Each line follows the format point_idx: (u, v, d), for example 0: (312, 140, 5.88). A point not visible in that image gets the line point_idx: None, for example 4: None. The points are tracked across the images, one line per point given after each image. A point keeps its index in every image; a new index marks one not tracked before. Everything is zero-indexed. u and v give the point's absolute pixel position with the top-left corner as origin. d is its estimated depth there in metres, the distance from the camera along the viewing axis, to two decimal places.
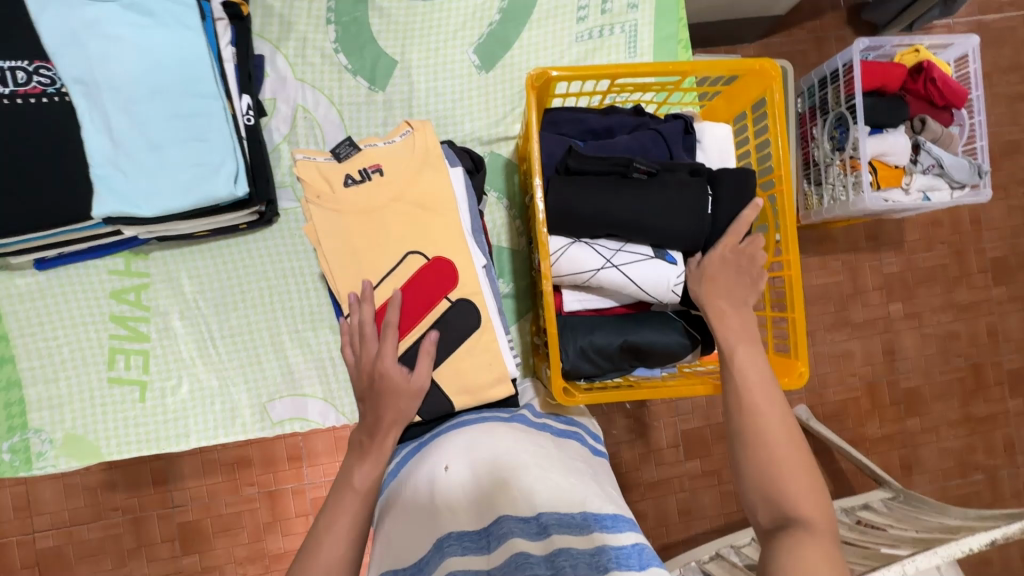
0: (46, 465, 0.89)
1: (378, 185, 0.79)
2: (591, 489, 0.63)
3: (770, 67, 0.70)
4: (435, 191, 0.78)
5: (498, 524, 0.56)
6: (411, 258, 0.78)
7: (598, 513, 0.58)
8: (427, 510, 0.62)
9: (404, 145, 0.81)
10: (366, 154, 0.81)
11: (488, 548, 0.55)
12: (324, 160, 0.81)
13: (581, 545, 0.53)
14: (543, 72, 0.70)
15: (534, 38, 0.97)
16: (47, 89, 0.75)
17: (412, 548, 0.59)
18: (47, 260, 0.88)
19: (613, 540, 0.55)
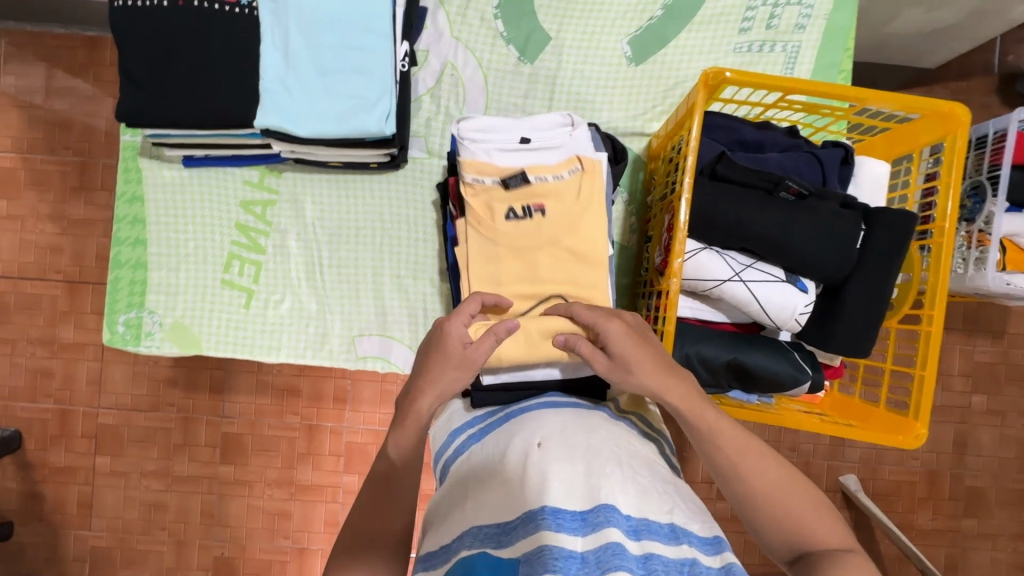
0: (152, 345, 0.95)
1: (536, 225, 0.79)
2: (680, 500, 0.60)
3: (961, 112, 0.66)
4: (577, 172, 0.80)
5: (595, 511, 0.54)
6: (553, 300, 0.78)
7: (689, 529, 0.56)
8: (517, 481, 0.60)
9: (572, 185, 0.79)
10: (533, 189, 0.79)
11: (583, 531, 0.53)
12: (493, 184, 0.79)
13: (672, 555, 0.52)
14: (720, 72, 0.68)
15: (692, 40, 0.95)
16: (240, 0, 0.80)
17: (500, 510, 0.58)
18: (195, 159, 0.94)
19: (702, 559, 0.53)
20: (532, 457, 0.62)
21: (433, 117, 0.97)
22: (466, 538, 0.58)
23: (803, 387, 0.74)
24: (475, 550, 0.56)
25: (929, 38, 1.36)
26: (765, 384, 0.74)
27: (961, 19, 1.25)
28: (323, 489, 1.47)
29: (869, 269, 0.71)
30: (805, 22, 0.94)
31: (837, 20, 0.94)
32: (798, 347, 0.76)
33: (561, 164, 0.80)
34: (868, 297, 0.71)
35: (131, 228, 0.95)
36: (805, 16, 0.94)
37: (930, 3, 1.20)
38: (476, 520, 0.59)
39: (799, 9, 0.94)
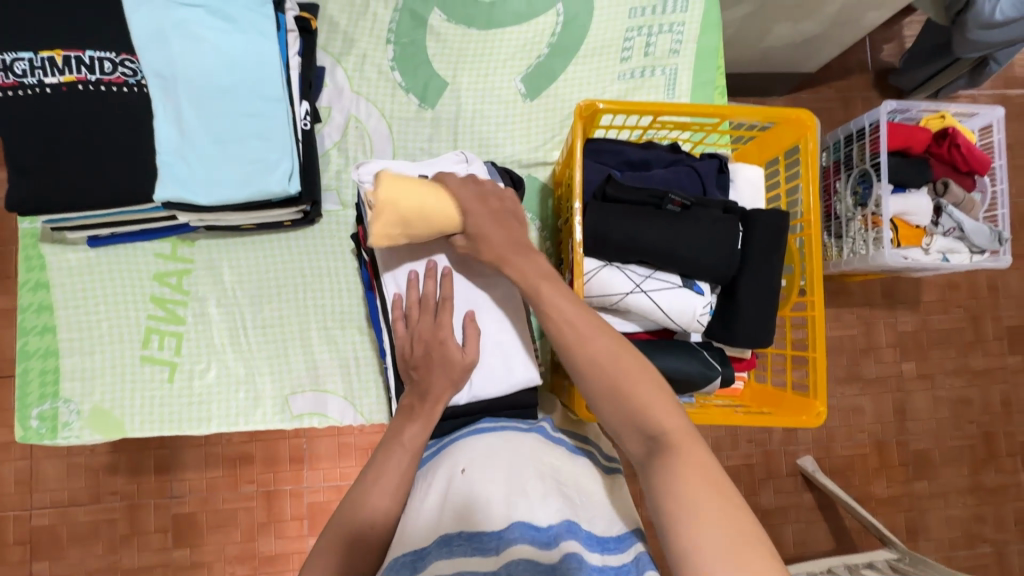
0: (70, 436, 0.91)
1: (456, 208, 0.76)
2: (598, 508, 0.64)
3: (806, 118, 0.74)
4: None
5: (509, 529, 0.55)
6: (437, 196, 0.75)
7: (603, 535, 0.60)
8: (439, 510, 0.61)
9: None
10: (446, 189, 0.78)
11: (496, 550, 0.54)
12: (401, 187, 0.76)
13: (587, 557, 0.55)
14: (591, 104, 0.74)
15: (579, 73, 1.02)
16: (129, 80, 0.81)
17: (416, 543, 0.58)
18: (100, 238, 0.92)
19: (615, 560, 0.57)
20: (455, 483, 0.62)
21: (343, 169, 0.99)
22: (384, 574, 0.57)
23: (716, 384, 0.78)
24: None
25: (802, 47, 1.51)
26: (678, 383, 0.78)
27: (823, 28, 1.40)
28: (288, 557, 1.41)
29: (756, 264, 0.77)
30: (678, 47, 1.03)
31: (705, 42, 1.03)
32: (707, 345, 0.81)
33: None
34: (761, 296, 0.77)
35: (38, 316, 0.92)
36: (677, 42, 1.03)
37: (794, 17, 1.33)
38: (395, 554, 0.58)
39: (671, 35, 1.03)
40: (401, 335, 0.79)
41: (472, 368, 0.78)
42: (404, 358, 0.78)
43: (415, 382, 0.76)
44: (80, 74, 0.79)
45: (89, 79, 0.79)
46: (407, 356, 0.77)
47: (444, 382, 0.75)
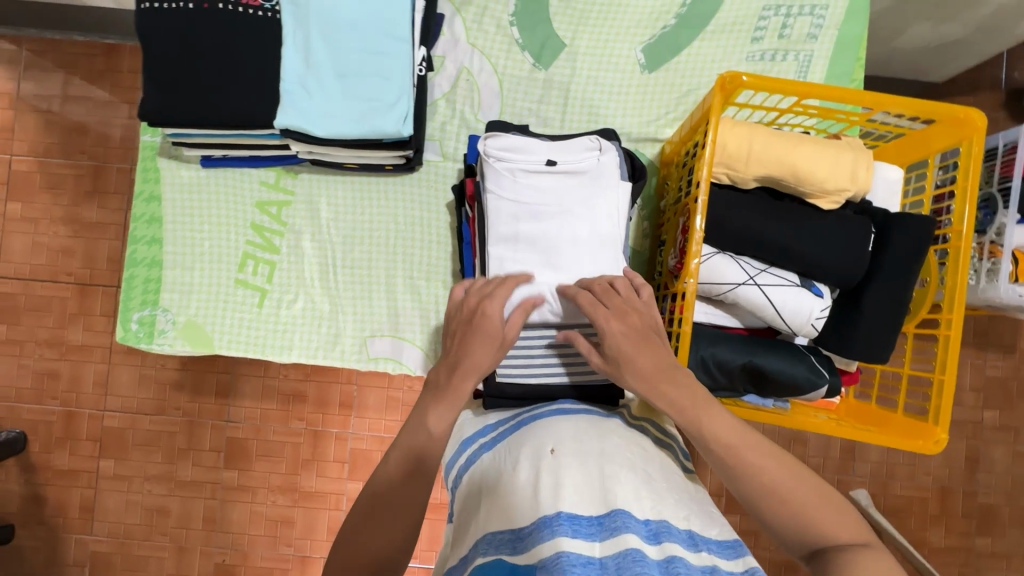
0: (164, 343, 0.95)
1: (729, 132, 0.71)
2: (698, 508, 0.60)
3: (977, 117, 0.67)
4: (595, 204, 0.80)
5: (612, 516, 0.54)
6: (727, 134, 0.71)
7: (705, 534, 0.57)
8: (532, 486, 0.60)
9: (595, 220, 0.80)
10: (729, 125, 0.71)
11: (601, 537, 0.53)
12: (722, 124, 0.71)
13: (693, 560, 0.52)
14: (736, 77, 0.69)
15: (704, 49, 0.97)
16: (265, 4, 0.81)
17: (514, 517, 0.58)
18: (212, 159, 0.95)
19: (723, 564, 0.54)
20: (548, 464, 0.61)
21: (448, 121, 0.98)
22: (481, 545, 0.57)
23: (819, 391, 0.74)
24: (489, 556, 0.56)
25: (937, 53, 1.37)
26: (775, 386, 0.73)
27: (969, 33, 1.27)
28: (327, 496, 1.46)
29: (887, 273, 0.70)
30: (816, 32, 0.95)
31: (848, 30, 0.95)
32: (814, 351, 0.76)
33: (587, 201, 0.80)
34: (886, 310, 0.71)
35: (148, 226, 0.97)
36: (817, 27, 0.95)
37: (939, 16, 1.21)
38: (490, 529, 0.59)
39: (811, 19, 0.95)
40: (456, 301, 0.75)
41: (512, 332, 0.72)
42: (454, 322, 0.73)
43: (454, 350, 0.70)
44: None
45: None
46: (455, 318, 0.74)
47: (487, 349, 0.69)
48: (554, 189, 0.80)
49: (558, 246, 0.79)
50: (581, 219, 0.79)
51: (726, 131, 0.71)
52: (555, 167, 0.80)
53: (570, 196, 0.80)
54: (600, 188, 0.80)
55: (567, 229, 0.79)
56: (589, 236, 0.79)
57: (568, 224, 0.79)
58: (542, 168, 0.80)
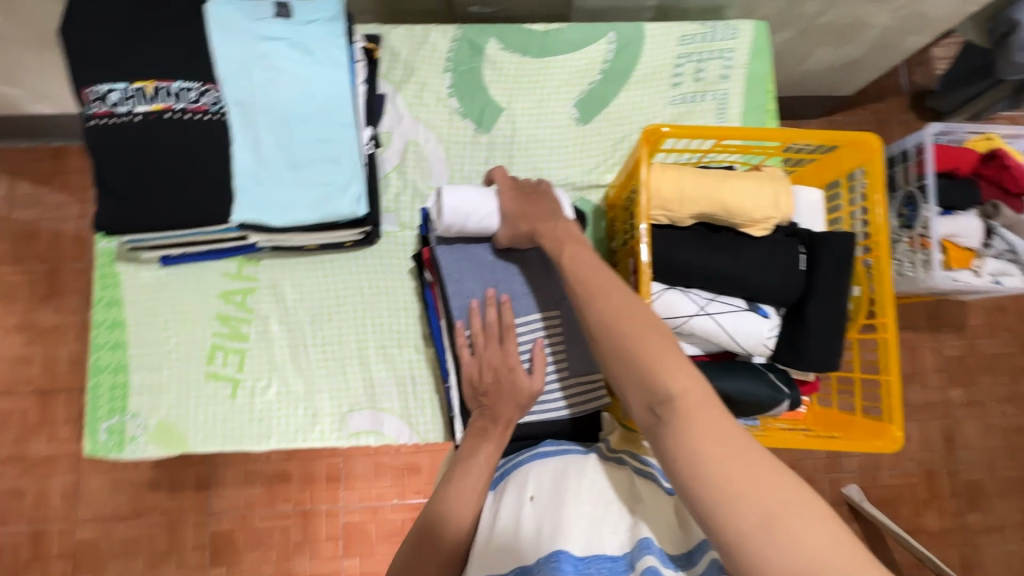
0: (137, 449, 0.93)
1: (659, 177, 0.76)
2: (676, 523, 0.63)
3: (873, 141, 0.75)
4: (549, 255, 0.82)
5: (587, 562, 0.57)
6: (656, 179, 0.76)
7: (682, 553, 0.60)
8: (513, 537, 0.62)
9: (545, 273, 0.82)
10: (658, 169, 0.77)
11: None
12: (652, 170, 0.76)
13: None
14: (657, 128, 0.76)
15: (630, 98, 1.05)
16: (211, 108, 0.85)
17: (495, 563, 0.61)
18: (172, 258, 0.96)
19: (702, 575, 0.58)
20: (526, 512, 0.64)
21: (401, 193, 1.02)
22: None
23: (782, 407, 0.78)
24: None
25: (843, 71, 1.51)
26: (742, 407, 0.77)
27: (864, 52, 1.41)
28: None
29: (823, 288, 0.76)
30: (728, 72, 1.05)
31: (755, 68, 1.05)
32: (771, 368, 0.80)
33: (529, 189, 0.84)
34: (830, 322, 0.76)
35: (110, 332, 0.96)
36: (727, 67, 1.05)
37: (837, 41, 1.34)
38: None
39: (721, 61, 1.05)
40: (467, 362, 0.77)
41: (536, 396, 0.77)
42: (473, 384, 0.76)
43: (485, 408, 0.75)
44: (168, 103, 0.83)
45: (175, 108, 0.84)
46: (475, 382, 0.76)
47: (512, 408, 0.75)
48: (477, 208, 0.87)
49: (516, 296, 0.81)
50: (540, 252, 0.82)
51: (656, 177, 0.76)
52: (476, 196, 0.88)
53: None
54: None
55: (527, 262, 0.82)
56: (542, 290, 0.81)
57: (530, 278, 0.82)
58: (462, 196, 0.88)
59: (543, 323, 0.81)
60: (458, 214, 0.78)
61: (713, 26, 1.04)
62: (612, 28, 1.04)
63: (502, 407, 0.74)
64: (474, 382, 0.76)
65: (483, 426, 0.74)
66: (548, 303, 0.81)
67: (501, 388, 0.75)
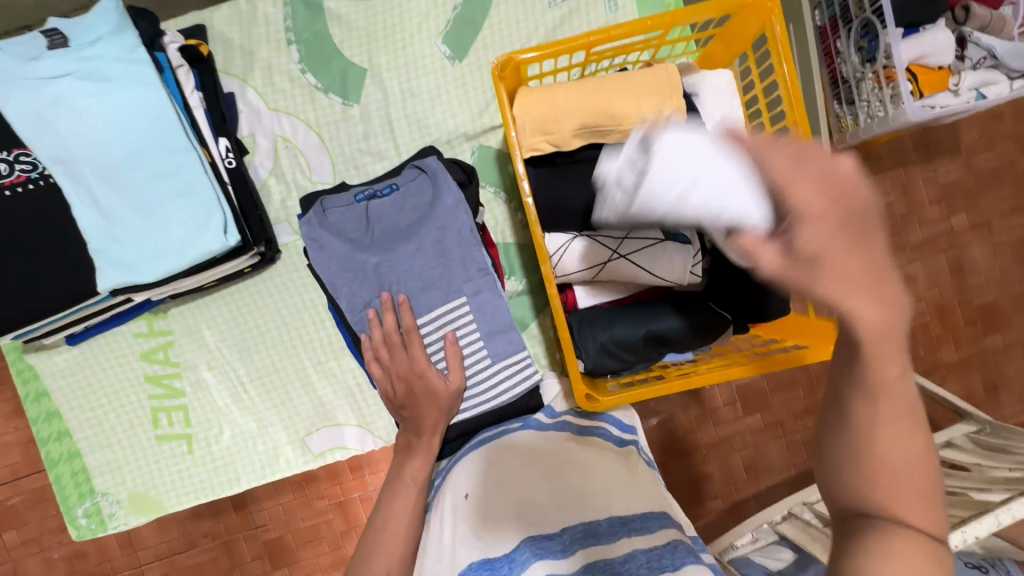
0: (119, 524, 0.94)
1: (527, 113, 0.65)
2: (617, 492, 0.64)
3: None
4: (441, 233, 0.73)
5: (519, 550, 0.57)
6: (525, 115, 0.65)
7: (625, 517, 0.61)
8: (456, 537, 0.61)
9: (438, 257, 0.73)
10: (524, 101, 0.66)
11: (511, 572, 0.55)
12: (522, 105, 0.66)
13: (611, 553, 0.56)
14: (510, 58, 0.65)
15: (503, 14, 0.89)
16: (31, 174, 0.77)
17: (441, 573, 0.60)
18: (76, 335, 0.90)
19: (645, 541, 0.58)
20: (461, 510, 0.62)
21: (287, 197, 0.93)
22: None
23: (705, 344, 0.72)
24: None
25: None
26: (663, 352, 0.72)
27: None
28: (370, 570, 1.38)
29: None
30: None
31: None
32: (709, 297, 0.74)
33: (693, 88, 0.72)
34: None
35: (49, 423, 0.93)
36: None
37: None
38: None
39: None
40: (379, 376, 0.75)
41: (459, 394, 0.74)
42: (390, 398, 0.75)
43: (406, 419, 0.74)
44: None
45: None
46: (392, 397, 0.75)
47: (434, 412, 0.73)
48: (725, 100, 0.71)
49: (413, 290, 0.74)
50: (429, 237, 0.73)
51: (524, 111, 0.65)
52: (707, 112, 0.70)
53: (403, 229, 0.74)
54: (433, 210, 0.73)
55: (412, 253, 0.73)
56: (441, 276, 0.74)
57: (425, 265, 0.73)
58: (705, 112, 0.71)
59: (448, 315, 0.74)
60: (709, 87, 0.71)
61: None
62: None
63: (423, 415, 0.73)
64: (390, 397, 0.75)
65: (407, 439, 0.74)
66: (450, 294, 0.74)
67: (417, 396, 0.72)
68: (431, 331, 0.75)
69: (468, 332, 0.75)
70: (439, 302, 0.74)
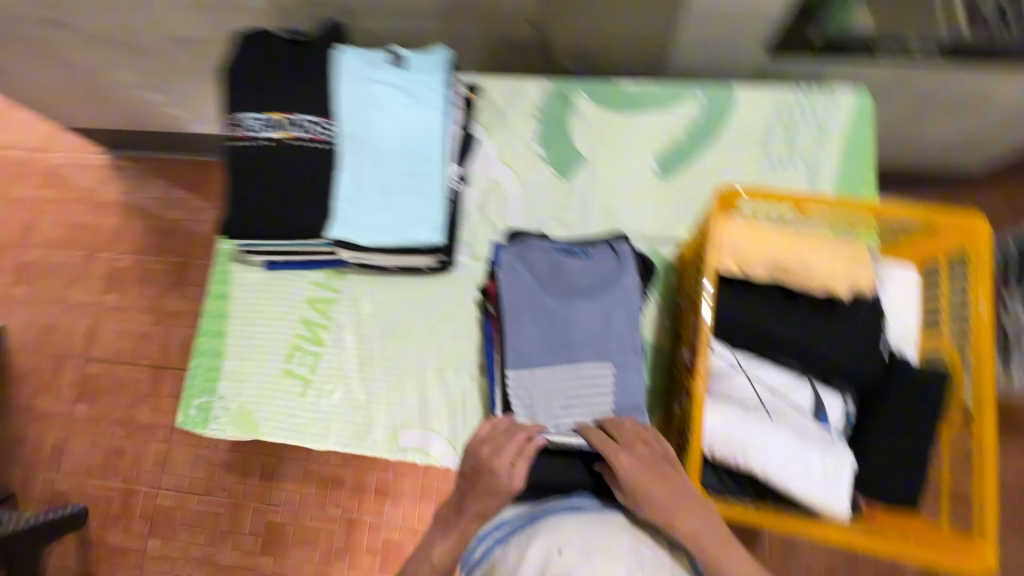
0: (216, 428, 1.04)
1: (734, 234, 0.76)
2: None
3: (980, 222, 0.71)
4: (609, 302, 0.84)
5: None
6: (729, 233, 0.75)
7: None
8: None
9: (602, 321, 0.83)
10: (731, 229, 0.76)
11: None
12: (731, 228, 0.76)
13: None
14: (733, 189, 0.77)
15: (715, 158, 1.05)
16: (326, 138, 0.96)
17: None
18: (275, 264, 1.09)
19: None
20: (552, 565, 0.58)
21: (479, 227, 1.08)
22: None
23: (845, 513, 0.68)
24: None
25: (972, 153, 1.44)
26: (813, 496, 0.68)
27: None
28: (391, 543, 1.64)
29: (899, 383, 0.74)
30: (824, 139, 1.02)
31: (855, 140, 1.01)
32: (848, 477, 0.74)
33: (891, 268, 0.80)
34: (899, 419, 0.73)
35: (215, 321, 1.10)
36: (823, 135, 1.02)
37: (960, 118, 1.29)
38: None
39: (817, 129, 1.02)
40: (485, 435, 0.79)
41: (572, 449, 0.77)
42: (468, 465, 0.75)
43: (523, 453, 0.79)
44: (292, 132, 0.96)
45: (298, 137, 0.96)
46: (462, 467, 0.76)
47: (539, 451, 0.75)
48: (906, 295, 0.79)
49: (570, 340, 0.83)
50: (600, 304, 0.84)
51: (731, 234, 0.76)
52: (887, 300, 0.79)
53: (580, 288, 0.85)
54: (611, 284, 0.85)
55: (585, 311, 0.84)
56: (597, 339, 0.83)
57: (589, 324, 0.83)
58: (886, 297, 0.79)
59: (591, 375, 0.83)
60: (896, 276, 0.80)
61: (810, 94, 1.03)
62: (703, 87, 1.05)
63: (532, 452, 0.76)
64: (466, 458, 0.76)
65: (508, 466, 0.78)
66: (602, 357, 0.83)
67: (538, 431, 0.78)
68: (567, 378, 0.83)
69: (599, 406, 0.82)
70: (587, 360, 0.83)
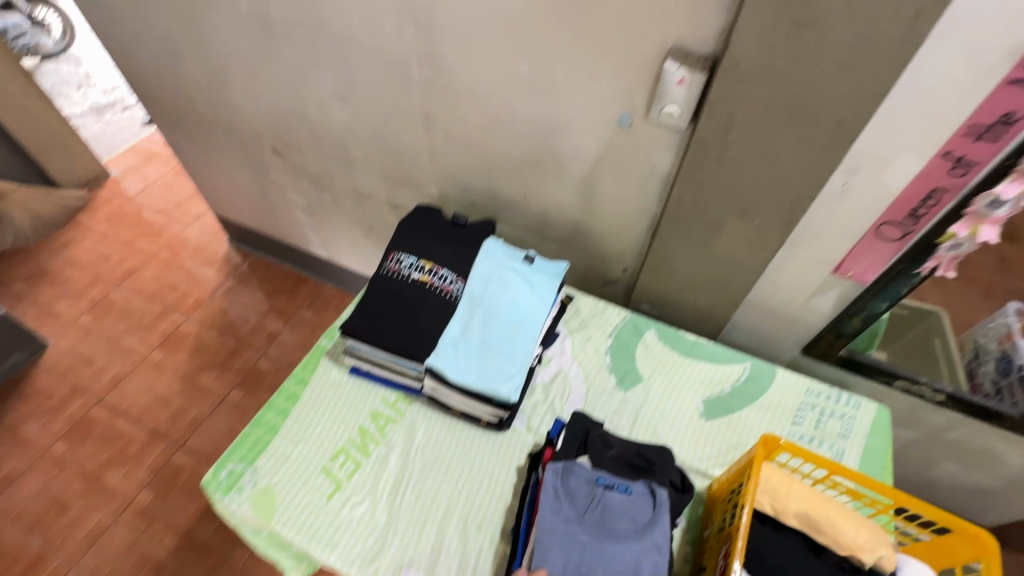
0: (235, 500, 1.06)
1: (772, 475, 0.89)
2: None
3: (987, 538, 0.81)
4: (647, 500, 0.95)
5: None
6: (768, 474, 0.89)
7: None
8: None
9: (640, 514, 0.93)
10: (770, 472, 0.89)
11: None
12: (771, 470, 0.90)
13: None
14: (775, 438, 0.93)
15: (752, 416, 1.22)
16: (454, 292, 1.20)
17: None
18: (359, 370, 1.24)
19: None
20: None
21: (539, 403, 1.23)
22: None
23: None
24: None
25: (977, 495, 1.60)
26: None
27: (1000, 485, 1.53)
28: None
29: None
30: (847, 433, 1.18)
31: (874, 443, 1.17)
32: None
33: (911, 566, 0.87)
34: None
35: (285, 400, 1.21)
36: (847, 429, 1.19)
37: (966, 461, 1.51)
38: None
39: (841, 422, 1.20)
40: None
41: None
42: None
43: None
44: (432, 279, 1.21)
45: (434, 284, 1.21)
46: None
47: None
48: None
49: (611, 522, 0.92)
50: (641, 497, 0.95)
51: (770, 474, 0.89)
52: None
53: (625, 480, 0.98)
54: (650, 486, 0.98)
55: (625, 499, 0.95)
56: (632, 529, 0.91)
57: (628, 513, 0.93)
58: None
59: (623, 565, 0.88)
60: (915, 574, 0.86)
61: (838, 393, 1.23)
62: (750, 359, 1.29)
63: None
64: None
65: None
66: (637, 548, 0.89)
67: None
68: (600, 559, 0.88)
69: None
70: (625, 554, 0.88)
